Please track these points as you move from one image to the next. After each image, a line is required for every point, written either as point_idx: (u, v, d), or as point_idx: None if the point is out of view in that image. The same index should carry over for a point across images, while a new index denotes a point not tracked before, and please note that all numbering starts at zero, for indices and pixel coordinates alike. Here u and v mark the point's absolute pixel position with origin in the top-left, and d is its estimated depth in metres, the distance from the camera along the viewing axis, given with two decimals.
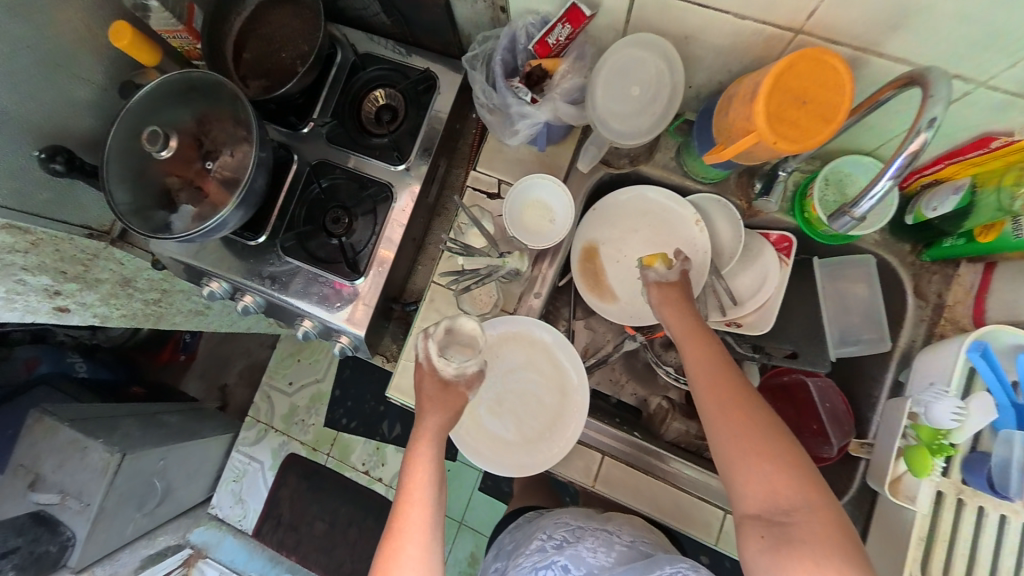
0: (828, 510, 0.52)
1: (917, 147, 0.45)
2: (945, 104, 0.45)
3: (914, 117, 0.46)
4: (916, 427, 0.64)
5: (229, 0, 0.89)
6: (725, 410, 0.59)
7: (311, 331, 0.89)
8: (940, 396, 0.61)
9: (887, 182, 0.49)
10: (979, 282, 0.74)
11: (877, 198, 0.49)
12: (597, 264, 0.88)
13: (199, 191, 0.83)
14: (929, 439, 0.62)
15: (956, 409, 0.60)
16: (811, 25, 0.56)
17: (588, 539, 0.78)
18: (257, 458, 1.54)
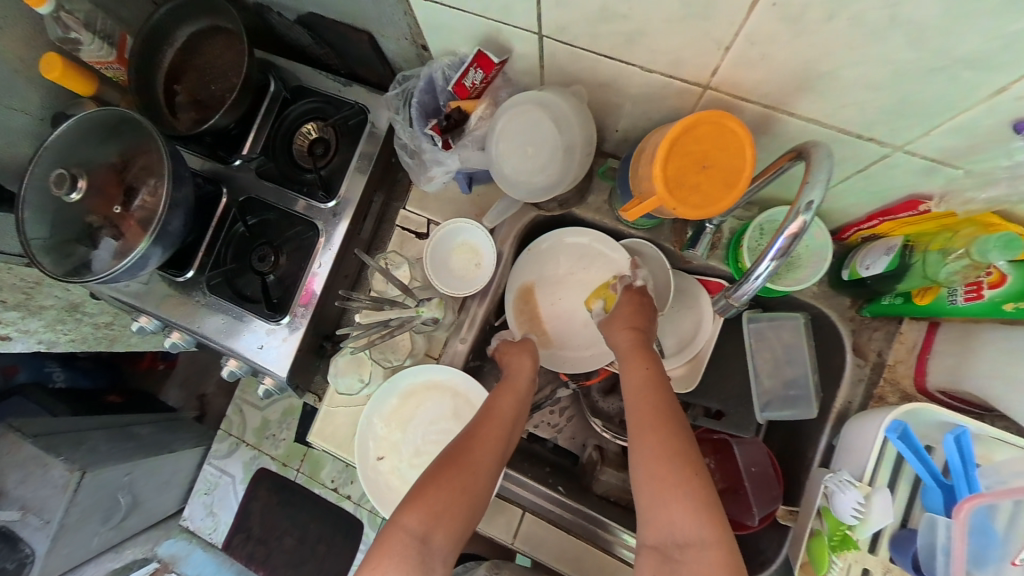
0: (725, 555, 0.54)
1: (797, 229, 0.43)
2: (823, 187, 0.43)
3: (794, 199, 0.45)
4: (825, 511, 0.61)
5: (160, 32, 0.88)
6: (646, 440, 0.61)
7: (238, 370, 0.88)
8: (843, 486, 0.57)
9: (771, 263, 0.47)
10: (922, 341, 0.68)
11: (763, 280, 0.48)
12: (533, 309, 0.84)
13: (119, 229, 0.79)
14: (834, 529, 0.59)
15: (857, 504, 0.56)
16: (717, 82, 0.52)
17: None
18: (229, 471, 1.51)
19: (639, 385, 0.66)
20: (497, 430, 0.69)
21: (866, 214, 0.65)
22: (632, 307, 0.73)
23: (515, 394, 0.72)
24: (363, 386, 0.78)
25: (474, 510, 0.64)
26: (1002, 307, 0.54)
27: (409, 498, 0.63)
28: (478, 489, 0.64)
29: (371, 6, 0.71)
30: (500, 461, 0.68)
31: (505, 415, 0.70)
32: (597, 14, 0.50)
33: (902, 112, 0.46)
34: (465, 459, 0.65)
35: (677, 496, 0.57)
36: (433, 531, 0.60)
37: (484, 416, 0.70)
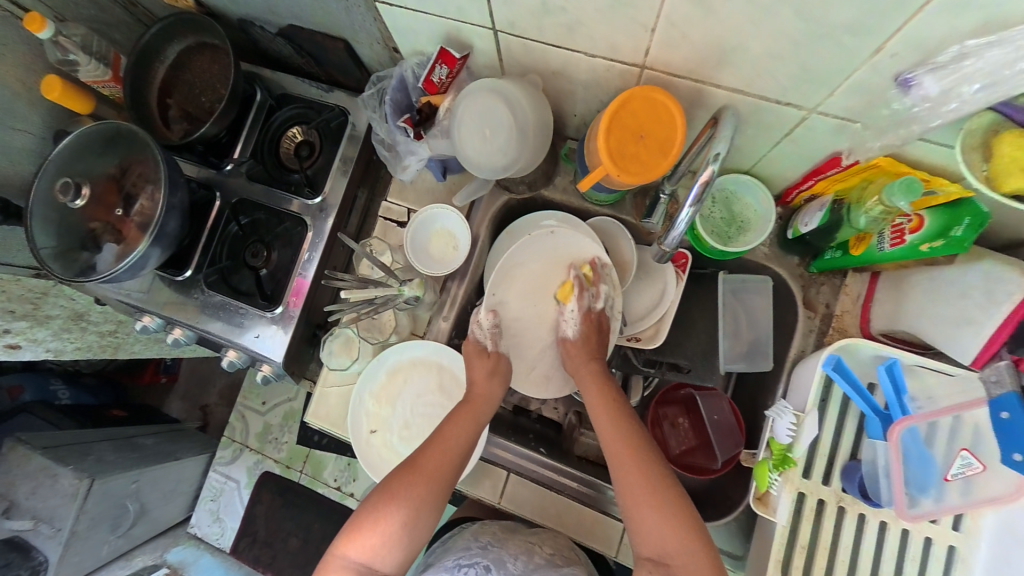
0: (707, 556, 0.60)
1: (706, 177, 0.50)
2: (726, 141, 0.51)
3: (704, 154, 0.52)
4: (770, 441, 0.66)
5: (151, 51, 0.95)
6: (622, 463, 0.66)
7: (237, 361, 0.93)
8: (781, 412, 0.65)
9: (689, 211, 0.54)
10: (865, 292, 0.74)
11: (684, 225, 0.54)
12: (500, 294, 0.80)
13: (119, 233, 0.86)
14: (776, 454, 0.65)
15: (791, 425, 0.64)
16: (650, 62, 0.59)
17: (510, 547, 0.75)
18: (233, 477, 1.56)
19: (608, 421, 0.70)
20: (443, 462, 0.67)
21: (801, 177, 0.71)
22: (586, 335, 0.78)
23: (468, 419, 0.72)
24: (351, 364, 0.84)
25: (417, 538, 0.64)
26: (920, 248, 0.60)
27: (351, 527, 0.64)
28: (421, 520, 0.64)
29: (344, 15, 0.78)
30: (446, 489, 0.67)
31: (454, 443, 0.69)
32: (539, 7, 0.57)
33: (806, 77, 0.52)
34: (406, 492, 0.64)
35: (659, 509, 0.62)
36: (376, 559, 0.62)
37: (429, 443, 0.68)
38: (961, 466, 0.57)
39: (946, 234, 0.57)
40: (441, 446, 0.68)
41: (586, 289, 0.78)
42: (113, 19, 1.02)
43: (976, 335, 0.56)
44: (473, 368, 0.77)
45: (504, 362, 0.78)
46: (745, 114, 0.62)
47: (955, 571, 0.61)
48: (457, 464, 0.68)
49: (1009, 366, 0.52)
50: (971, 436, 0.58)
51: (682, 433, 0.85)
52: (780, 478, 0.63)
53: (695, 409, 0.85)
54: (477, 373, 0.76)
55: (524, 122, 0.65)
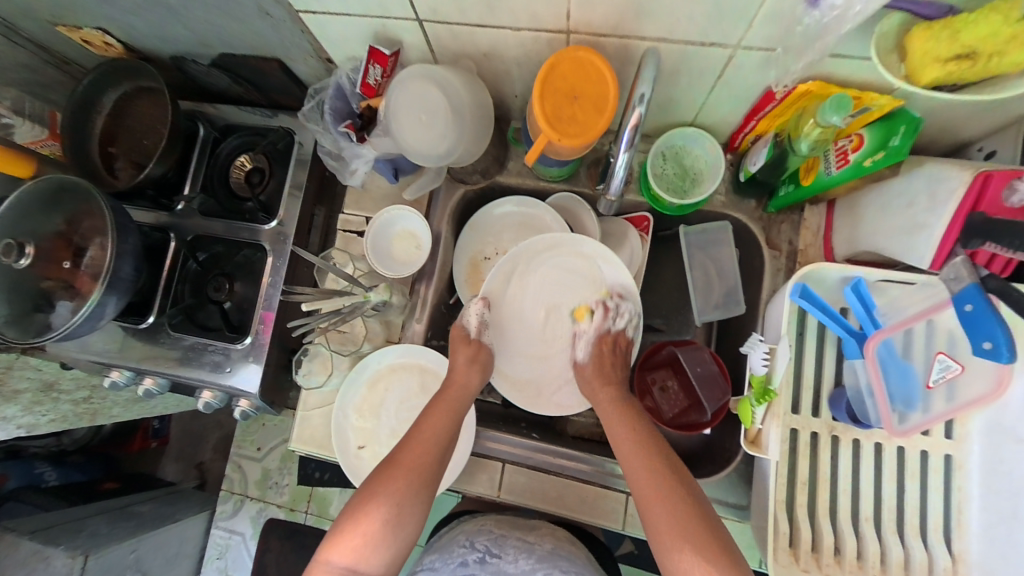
0: None
1: (633, 120, 0.53)
2: (649, 80, 0.52)
3: (629, 96, 0.53)
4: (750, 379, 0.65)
5: (86, 101, 0.94)
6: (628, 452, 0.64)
7: (214, 402, 0.89)
8: (754, 344, 0.64)
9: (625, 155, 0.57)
10: (824, 223, 0.75)
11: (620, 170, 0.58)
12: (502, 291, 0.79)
13: (72, 288, 0.83)
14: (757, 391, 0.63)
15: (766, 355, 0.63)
16: (574, 25, 0.60)
17: (508, 550, 0.70)
18: (238, 529, 1.49)
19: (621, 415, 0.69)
20: (421, 454, 0.63)
21: (743, 119, 0.72)
22: (598, 360, 0.77)
23: (447, 406, 0.69)
24: (329, 381, 0.82)
25: (404, 533, 0.59)
26: (863, 165, 0.60)
27: (333, 532, 0.59)
28: (406, 515, 0.59)
29: (272, 34, 0.79)
30: (429, 481, 0.63)
31: (430, 437, 0.66)
32: None
33: (719, 13, 0.53)
34: (386, 484, 0.60)
35: (680, 534, 0.55)
36: (362, 561, 0.56)
37: (406, 439, 0.65)
38: (940, 370, 0.57)
39: (886, 145, 0.57)
40: (421, 439, 0.65)
41: (609, 309, 0.78)
42: (46, 79, 1.01)
43: (929, 237, 0.56)
44: (455, 363, 0.75)
45: (486, 351, 0.77)
46: (673, 62, 0.63)
47: (956, 479, 0.60)
48: (437, 455, 0.64)
49: (964, 261, 0.51)
50: (947, 339, 0.57)
51: (672, 397, 0.81)
52: (763, 411, 0.63)
53: (681, 369, 0.81)
54: (458, 361, 0.75)
55: (461, 104, 0.66)
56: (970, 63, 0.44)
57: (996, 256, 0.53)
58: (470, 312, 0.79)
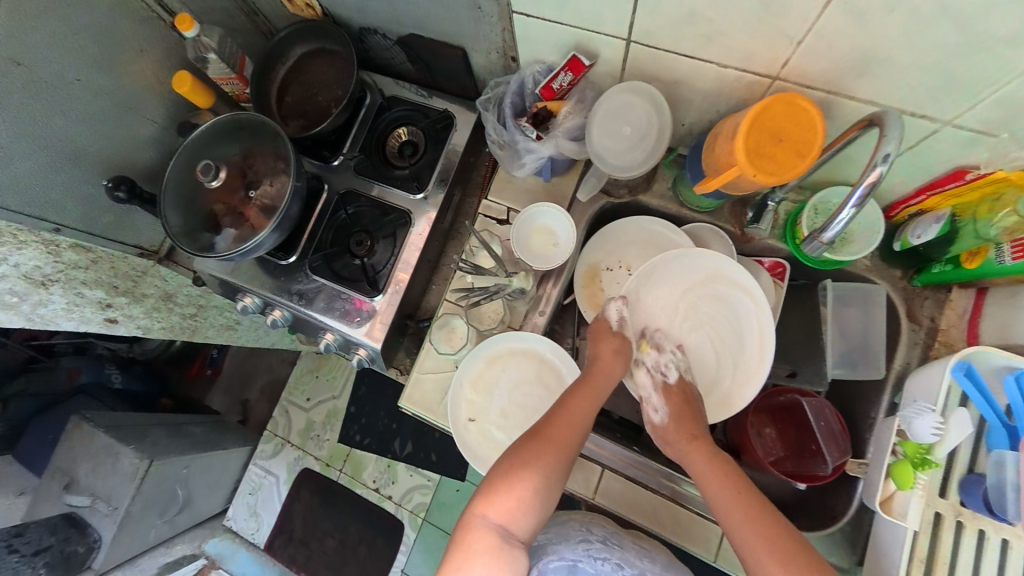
0: None
1: (874, 179, 0.52)
2: (895, 143, 0.51)
3: (871, 154, 0.53)
4: (903, 443, 0.68)
5: (276, 53, 1.02)
6: (738, 518, 0.64)
7: (332, 344, 0.97)
8: (923, 411, 0.66)
9: (851, 210, 0.56)
10: (972, 307, 0.76)
11: (842, 224, 0.57)
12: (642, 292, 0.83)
13: (241, 216, 0.91)
14: (914, 453, 0.66)
15: (937, 424, 0.64)
16: (785, 72, 0.63)
17: (630, 547, 0.76)
18: (273, 471, 1.57)
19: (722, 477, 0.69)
20: (568, 433, 0.68)
21: (914, 190, 0.73)
22: (678, 416, 0.77)
23: (589, 392, 0.73)
24: (456, 352, 0.86)
25: (546, 501, 0.65)
26: None
27: (485, 489, 0.66)
28: (550, 488, 0.66)
29: (471, 25, 0.84)
30: (570, 459, 0.68)
31: (576, 418, 0.70)
32: (685, 18, 0.62)
33: (949, 89, 0.55)
34: (538, 456, 0.66)
35: (758, 534, 0.62)
36: (512, 521, 0.63)
37: (552, 415, 0.70)
38: None
39: None
40: (569, 419, 0.69)
41: (655, 360, 0.82)
42: (237, 25, 1.11)
43: None
44: (604, 353, 0.78)
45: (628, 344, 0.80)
46: None
47: None
48: (581, 436, 0.69)
49: None
50: None
51: (769, 443, 0.83)
52: (926, 477, 0.65)
53: (781, 417, 0.84)
54: (604, 350, 0.78)
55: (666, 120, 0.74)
56: None
57: None
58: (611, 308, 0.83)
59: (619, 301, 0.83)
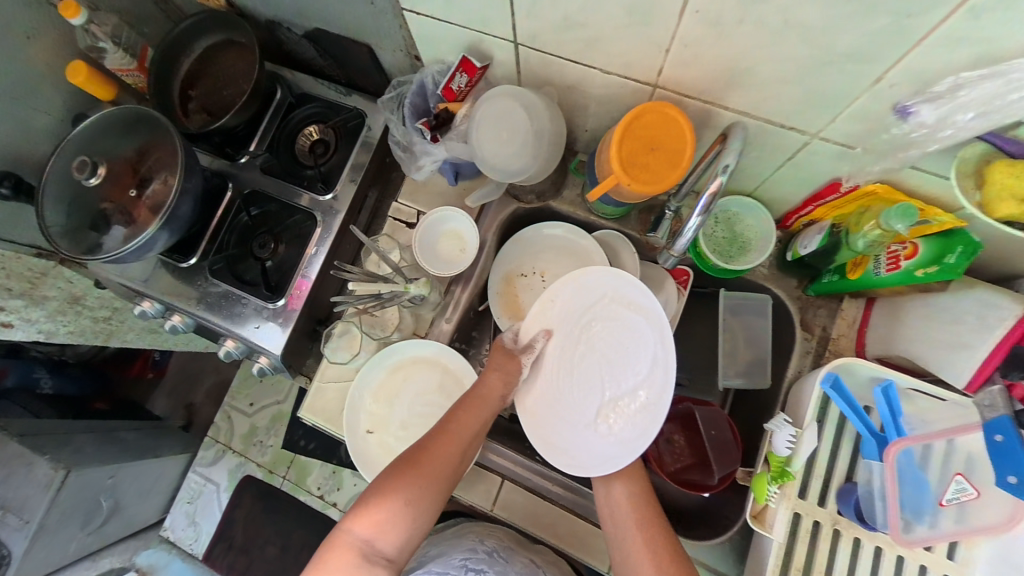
0: None
1: (714, 188, 0.53)
2: (735, 154, 0.52)
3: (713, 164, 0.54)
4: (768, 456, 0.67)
5: (180, 44, 0.97)
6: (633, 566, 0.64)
7: (234, 351, 0.92)
8: (780, 425, 0.66)
9: (698, 219, 0.56)
10: (861, 316, 0.76)
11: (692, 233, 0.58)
12: (552, 323, 0.76)
13: (129, 215, 0.86)
14: (774, 467, 0.65)
15: (791, 437, 0.65)
16: (663, 81, 0.62)
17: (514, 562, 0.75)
18: (213, 478, 1.46)
19: (642, 539, 0.66)
20: (450, 446, 0.68)
21: (802, 202, 0.74)
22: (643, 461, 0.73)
23: (477, 409, 0.71)
24: (354, 360, 0.84)
25: (419, 522, 0.64)
26: (914, 273, 0.62)
27: (358, 504, 0.64)
28: (426, 503, 0.64)
29: (370, 22, 0.82)
30: (449, 481, 0.67)
31: (461, 432, 0.69)
32: (562, 23, 0.60)
33: (810, 101, 0.55)
34: (416, 469, 0.65)
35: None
36: (380, 537, 0.62)
37: (438, 430, 0.69)
38: (956, 491, 0.58)
39: (940, 261, 0.60)
40: (454, 434, 0.69)
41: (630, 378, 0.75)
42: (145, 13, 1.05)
43: (971, 357, 0.58)
44: (488, 371, 0.74)
45: (519, 368, 0.75)
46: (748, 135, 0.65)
47: None
48: (466, 449, 0.69)
49: (1002, 391, 0.52)
50: (965, 461, 0.59)
51: (677, 450, 0.82)
52: (778, 491, 0.65)
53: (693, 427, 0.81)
54: (496, 369, 0.75)
55: (543, 129, 0.69)
56: None
57: None
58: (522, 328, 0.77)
59: (542, 334, 0.75)
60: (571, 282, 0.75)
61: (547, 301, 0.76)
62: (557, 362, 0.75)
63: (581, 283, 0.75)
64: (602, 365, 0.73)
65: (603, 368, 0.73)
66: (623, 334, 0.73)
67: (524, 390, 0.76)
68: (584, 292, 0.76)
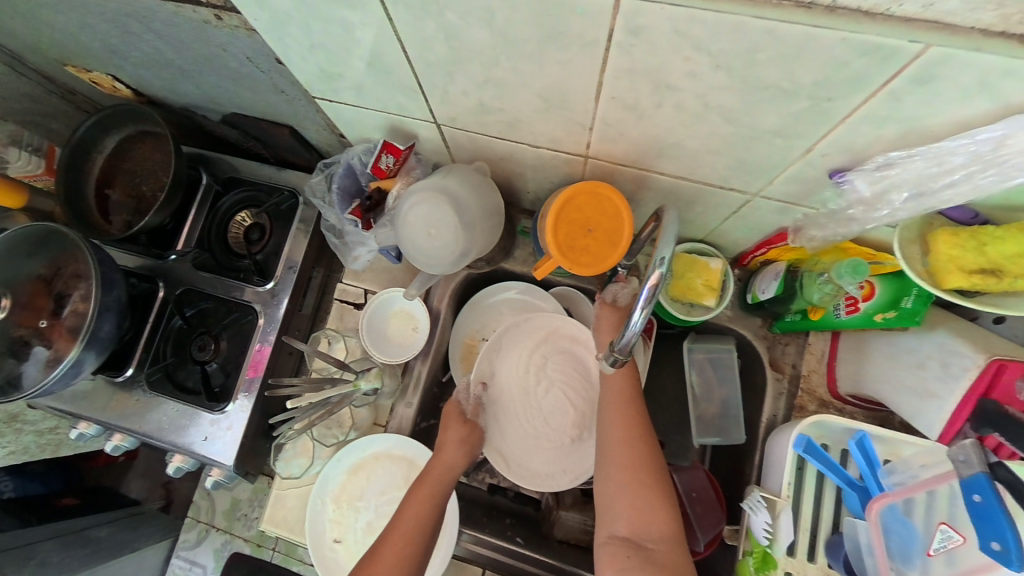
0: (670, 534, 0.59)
1: (655, 281, 0.48)
2: (670, 245, 0.49)
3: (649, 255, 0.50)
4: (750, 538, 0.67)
5: (88, 142, 0.90)
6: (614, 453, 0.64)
7: (184, 465, 0.85)
8: (757, 509, 0.66)
9: (641, 314, 0.50)
10: (828, 350, 0.74)
11: (638, 328, 0.51)
12: (497, 371, 0.79)
13: (47, 340, 0.78)
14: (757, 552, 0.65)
15: (767, 526, 0.65)
16: (593, 153, 0.58)
17: None
18: (199, 561, 1.09)
19: (619, 424, 0.65)
20: (402, 545, 0.62)
21: (754, 244, 0.71)
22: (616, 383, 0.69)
23: (427, 492, 0.67)
24: (311, 467, 0.79)
25: None
26: (874, 317, 0.60)
27: None
28: None
29: (285, 106, 0.77)
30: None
31: (411, 524, 0.64)
32: (477, 108, 0.57)
33: (743, 169, 0.52)
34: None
35: (635, 483, 0.62)
36: None
37: (390, 527, 0.65)
38: (942, 539, 0.54)
39: (898, 306, 0.57)
40: (405, 529, 0.64)
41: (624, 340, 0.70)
42: (49, 108, 0.97)
43: (940, 409, 0.55)
44: (443, 442, 0.72)
45: (478, 433, 0.74)
46: (689, 196, 0.62)
47: None
48: (422, 538, 0.64)
49: (974, 445, 0.51)
50: (949, 508, 0.54)
51: None
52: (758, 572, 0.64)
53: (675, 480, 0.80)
54: (448, 439, 0.72)
55: (470, 215, 0.65)
56: (999, 280, 0.41)
57: (1005, 445, 0.52)
58: (467, 388, 0.78)
59: (476, 386, 0.78)
60: (512, 328, 0.79)
61: (492, 351, 0.79)
62: (512, 400, 0.78)
63: (522, 325, 0.79)
64: (559, 390, 0.77)
65: (558, 394, 0.77)
66: (573, 364, 0.78)
67: (490, 439, 0.78)
68: (523, 333, 0.80)
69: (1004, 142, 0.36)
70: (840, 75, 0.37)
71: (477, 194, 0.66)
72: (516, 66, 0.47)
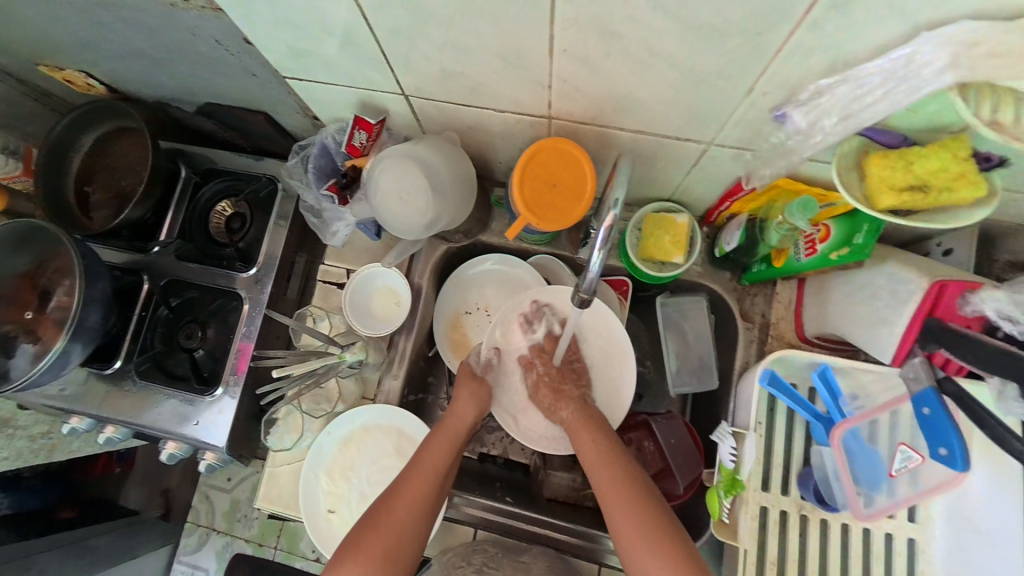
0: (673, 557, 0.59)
1: (609, 222, 0.50)
2: (624, 185, 0.52)
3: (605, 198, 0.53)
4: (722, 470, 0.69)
5: (65, 140, 0.91)
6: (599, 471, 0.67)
7: (178, 453, 0.86)
8: (723, 438, 0.70)
9: (599, 254, 0.53)
10: (795, 297, 0.77)
11: (597, 268, 0.53)
12: (506, 340, 0.80)
13: (35, 333, 0.79)
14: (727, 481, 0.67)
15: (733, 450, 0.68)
16: (555, 112, 0.61)
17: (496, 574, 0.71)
18: (201, 564, 1.11)
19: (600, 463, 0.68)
20: (421, 483, 0.66)
21: (717, 198, 0.74)
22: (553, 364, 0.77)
23: (446, 441, 0.71)
24: (301, 440, 0.80)
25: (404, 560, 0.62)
26: (829, 257, 0.63)
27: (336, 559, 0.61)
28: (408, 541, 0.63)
29: (259, 91, 0.78)
30: (426, 514, 0.65)
31: (431, 466, 0.68)
32: (442, 74, 0.59)
33: (694, 117, 0.55)
34: (391, 512, 0.64)
35: (624, 509, 0.63)
36: None
37: (409, 470, 0.68)
38: (902, 460, 0.59)
39: (850, 242, 0.60)
40: (424, 471, 0.67)
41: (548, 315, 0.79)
42: (24, 110, 0.97)
43: (891, 333, 0.58)
44: (457, 397, 0.76)
45: (487, 388, 0.77)
46: (650, 151, 0.65)
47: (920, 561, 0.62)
48: (440, 476, 0.68)
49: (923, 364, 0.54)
50: (910, 431, 0.61)
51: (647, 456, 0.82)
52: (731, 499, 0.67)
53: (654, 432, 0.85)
54: (461, 394, 0.76)
55: (437, 176, 0.67)
56: (924, 195, 0.45)
57: (951, 359, 0.55)
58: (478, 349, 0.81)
59: (488, 350, 0.80)
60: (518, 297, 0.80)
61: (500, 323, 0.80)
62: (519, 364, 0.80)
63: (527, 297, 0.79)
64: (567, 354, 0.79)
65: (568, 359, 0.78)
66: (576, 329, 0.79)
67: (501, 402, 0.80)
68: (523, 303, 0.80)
69: (913, 58, 0.39)
70: (769, 6, 0.39)
71: (444, 158, 0.68)
72: (474, 26, 0.50)
